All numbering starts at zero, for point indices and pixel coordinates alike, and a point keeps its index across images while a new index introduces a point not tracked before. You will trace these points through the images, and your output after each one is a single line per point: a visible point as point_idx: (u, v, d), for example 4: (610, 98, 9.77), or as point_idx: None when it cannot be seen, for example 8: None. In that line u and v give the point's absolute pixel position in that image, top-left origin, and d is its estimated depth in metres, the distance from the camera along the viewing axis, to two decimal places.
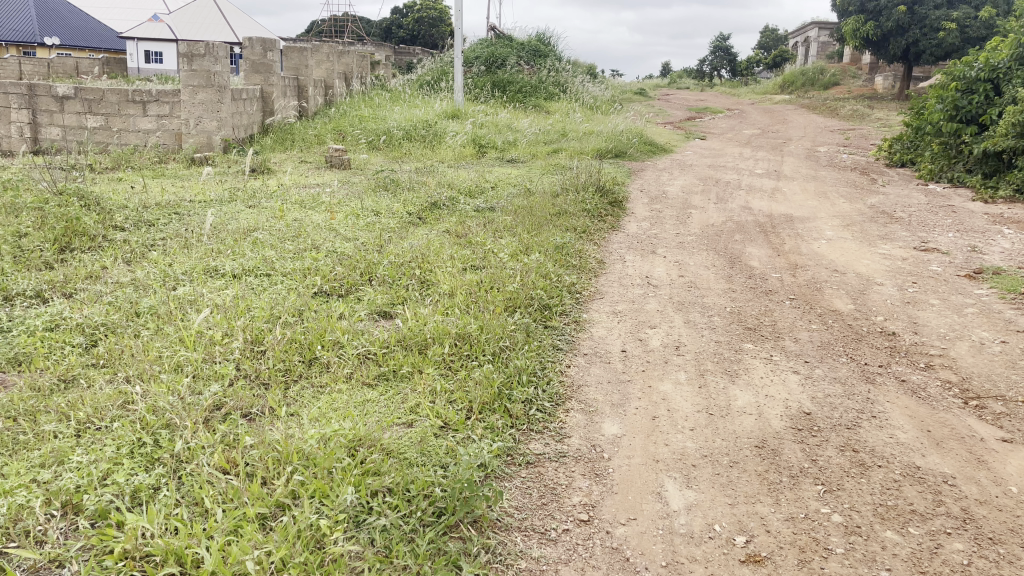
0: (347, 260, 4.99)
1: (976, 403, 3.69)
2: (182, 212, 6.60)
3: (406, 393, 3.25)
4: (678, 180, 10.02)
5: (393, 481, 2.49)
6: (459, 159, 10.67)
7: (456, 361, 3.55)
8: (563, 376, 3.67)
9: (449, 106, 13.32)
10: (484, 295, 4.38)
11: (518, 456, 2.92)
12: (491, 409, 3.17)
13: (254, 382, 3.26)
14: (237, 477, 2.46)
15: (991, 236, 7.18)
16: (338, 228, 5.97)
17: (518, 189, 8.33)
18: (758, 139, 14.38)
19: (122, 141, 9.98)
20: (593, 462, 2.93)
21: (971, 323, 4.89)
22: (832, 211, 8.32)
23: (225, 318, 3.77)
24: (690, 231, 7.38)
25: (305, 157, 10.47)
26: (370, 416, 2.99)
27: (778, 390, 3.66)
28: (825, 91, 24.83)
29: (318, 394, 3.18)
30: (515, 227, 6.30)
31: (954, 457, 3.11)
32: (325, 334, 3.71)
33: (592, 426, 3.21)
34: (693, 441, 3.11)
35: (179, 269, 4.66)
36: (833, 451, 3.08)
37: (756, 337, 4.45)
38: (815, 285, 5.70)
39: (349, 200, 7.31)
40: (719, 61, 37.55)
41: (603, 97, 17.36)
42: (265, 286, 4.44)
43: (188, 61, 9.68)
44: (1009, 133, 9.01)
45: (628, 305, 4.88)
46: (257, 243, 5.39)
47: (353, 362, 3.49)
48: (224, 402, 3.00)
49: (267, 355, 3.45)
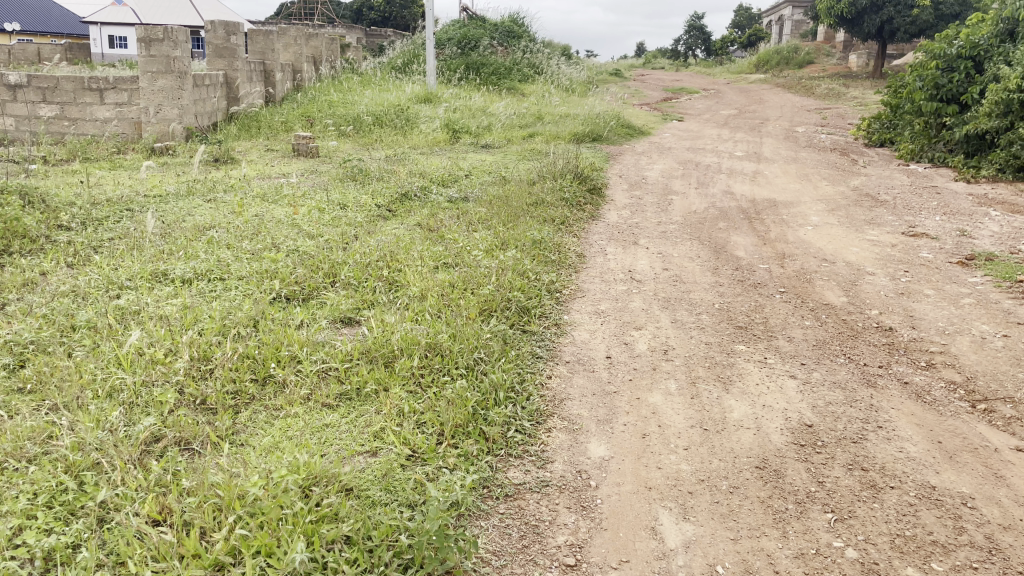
0: (309, 260, 4.66)
1: (985, 407, 3.44)
2: (135, 208, 6.20)
3: (370, 415, 2.95)
4: (657, 164, 9.74)
5: (351, 530, 2.20)
6: (432, 145, 10.29)
7: (426, 376, 3.24)
8: (544, 389, 3.36)
9: (420, 90, 12.89)
10: (458, 298, 4.07)
11: (495, 489, 2.61)
12: (465, 433, 2.86)
13: (200, 408, 2.93)
14: (169, 530, 2.15)
15: (979, 219, 6.98)
16: (302, 225, 5.60)
17: (494, 177, 7.99)
18: (736, 119, 14.12)
19: (79, 131, 9.51)
20: (579, 492, 2.64)
21: (969, 315, 4.65)
22: (816, 195, 8.08)
23: (169, 333, 3.42)
24: (672, 219, 7.09)
25: (272, 145, 10.05)
26: (330, 446, 2.70)
27: (776, 400, 3.38)
28: (799, 70, 24.63)
29: (272, 420, 2.88)
30: (491, 220, 5.97)
31: (971, 473, 2.85)
32: (281, 349, 3.38)
33: (576, 447, 2.92)
34: (688, 463, 2.83)
35: (124, 274, 4.30)
36: (841, 471, 2.81)
37: (748, 337, 4.17)
38: (804, 276, 5.44)
39: (314, 192, 6.93)
40: (694, 40, 37.27)
41: (579, 79, 16.99)
42: (217, 292, 4.10)
43: (146, 46, 9.17)
44: (992, 113, 8.81)
45: (611, 304, 4.58)
46: (213, 242, 5.03)
47: (311, 381, 3.17)
48: (165, 434, 2.68)
49: (215, 375, 3.12)
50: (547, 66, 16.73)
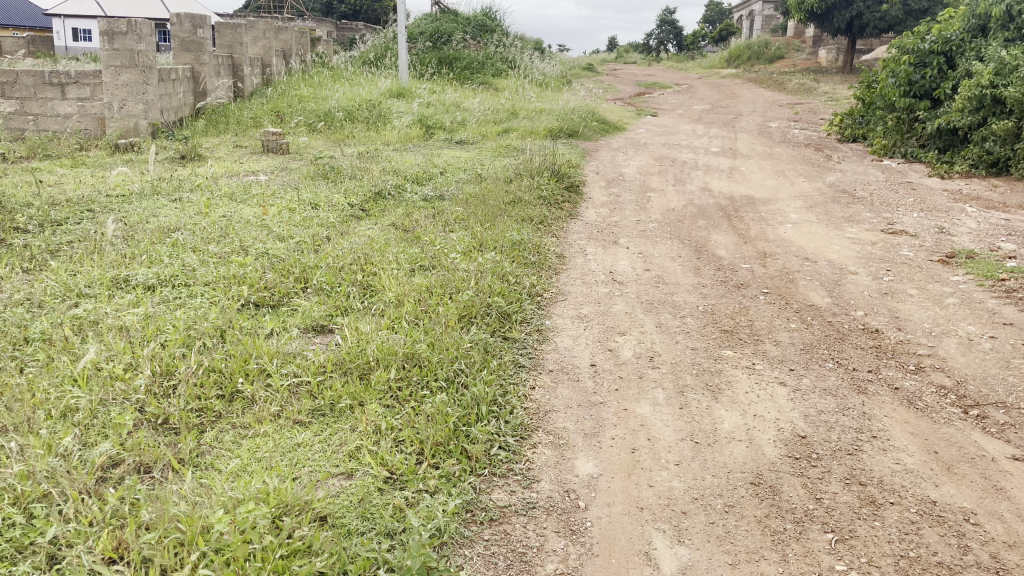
0: (278, 264, 4.46)
1: (977, 413, 3.35)
2: (95, 209, 5.95)
3: (344, 433, 2.79)
4: (634, 160, 9.64)
5: (325, 565, 2.04)
6: (404, 142, 10.09)
7: (404, 389, 3.08)
8: (527, 401, 3.22)
9: (393, 84, 12.67)
10: (435, 305, 3.91)
11: (479, 513, 2.46)
12: (446, 451, 2.71)
13: (162, 429, 2.74)
14: (127, 571, 1.97)
15: (956, 216, 6.95)
16: (272, 226, 5.40)
17: (468, 174, 7.83)
18: (709, 115, 14.06)
19: (39, 127, 9.20)
20: (568, 515, 2.50)
21: (954, 315, 4.58)
22: (793, 191, 8.03)
23: (129, 346, 3.22)
24: (651, 217, 6.99)
25: (240, 141, 9.77)
26: (301, 469, 2.54)
27: (767, 409, 3.27)
28: (770, 65, 24.72)
29: (240, 440, 2.70)
30: (468, 219, 5.81)
31: (970, 486, 2.75)
32: (250, 361, 3.20)
33: (563, 465, 2.77)
34: (680, 480, 2.70)
35: (83, 280, 4.08)
36: (838, 486, 2.70)
37: (734, 341, 4.06)
38: (787, 276, 5.35)
39: (284, 191, 6.73)
40: (665, 34, 37.26)
41: (552, 74, 16.85)
42: (182, 299, 3.90)
43: (109, 40, 8.84)
44: (965, 109, 8.81)
45: (594, 308, 4.45)
46: (178, 245, 4.82)
47: (282, 397, 3.00)
48: (123, 459, 2.49)
49: (178, 392, 2.92)
50: (521, 60, 16.57)
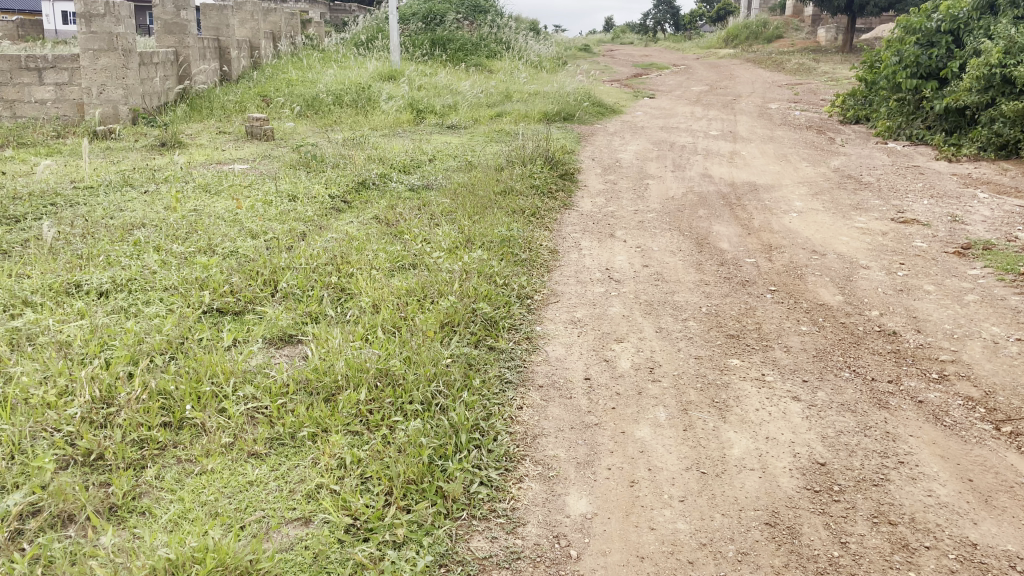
0: (246, 265, 4.11)
1: (1011, 430, 3.02)
2: (59, 203, 5.58)
3: (304, 468, 2.46)
4: (632, 145, 9.27)
5: None
6: (393, 126, 9.69)
7: (374, 414, 2.75)
8: (514, 424, 2.89)
9: (383, 67, 12.23)
10: (413, 312, 3.57)
11: (455, 567, 2.13)
12: (419, 491, 2.38)
13: (94, 467, 2.41)
14: None
15: (968, 202, 6.60)
16: (244, 221, 5.04)
17: (459, 162, 7.46)
18: (709, 96, 13.62)
19: (15, 113, 8.79)
20: (558, 567, 2.17)
21: (976, 314, 4.24)
22: (797, 177, 7.66)
23: (67, 365, 2.88)
24: (649, 207, 6.63)
25: (223, 127, 9.36)
26: (250, 515, 2.22)
27: (780, 430, 2.94)
28: (769, 45, 24.20)
29: (184, 479, 2.37)
30: (455, 212, 5.46)
31: (1012, 523, 2.43)
32: (202, 383, 2.86)
33: (553, 502, 2.45)
34: (685, 521, 2.38)
35: (28, 287, 3.71)
36: (865, 527, 2.37)
37: (740, 348, 3.72)
38: (795, 271, 5.01)
39: (262, 181, 6.36)
40: (663, 15, 36.55)
41: (548, 56, 16.40)
42: (135, 308, 3.56)
43: (86, 23, 8.39)
44: (973, 88, 8.44)
45: (588, 310, 4.11)
46: (140, 243, 4.47)
47: (236, 425, 2.66)
48: (44, 507, 2.18)
49: (117, 422, 2.58)
50: (516, 42, 16.08)
